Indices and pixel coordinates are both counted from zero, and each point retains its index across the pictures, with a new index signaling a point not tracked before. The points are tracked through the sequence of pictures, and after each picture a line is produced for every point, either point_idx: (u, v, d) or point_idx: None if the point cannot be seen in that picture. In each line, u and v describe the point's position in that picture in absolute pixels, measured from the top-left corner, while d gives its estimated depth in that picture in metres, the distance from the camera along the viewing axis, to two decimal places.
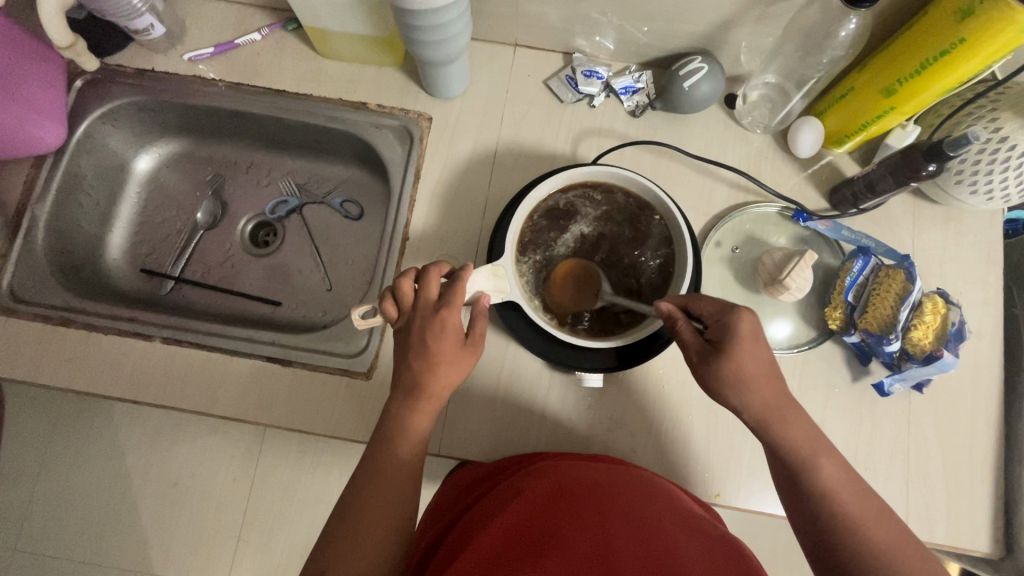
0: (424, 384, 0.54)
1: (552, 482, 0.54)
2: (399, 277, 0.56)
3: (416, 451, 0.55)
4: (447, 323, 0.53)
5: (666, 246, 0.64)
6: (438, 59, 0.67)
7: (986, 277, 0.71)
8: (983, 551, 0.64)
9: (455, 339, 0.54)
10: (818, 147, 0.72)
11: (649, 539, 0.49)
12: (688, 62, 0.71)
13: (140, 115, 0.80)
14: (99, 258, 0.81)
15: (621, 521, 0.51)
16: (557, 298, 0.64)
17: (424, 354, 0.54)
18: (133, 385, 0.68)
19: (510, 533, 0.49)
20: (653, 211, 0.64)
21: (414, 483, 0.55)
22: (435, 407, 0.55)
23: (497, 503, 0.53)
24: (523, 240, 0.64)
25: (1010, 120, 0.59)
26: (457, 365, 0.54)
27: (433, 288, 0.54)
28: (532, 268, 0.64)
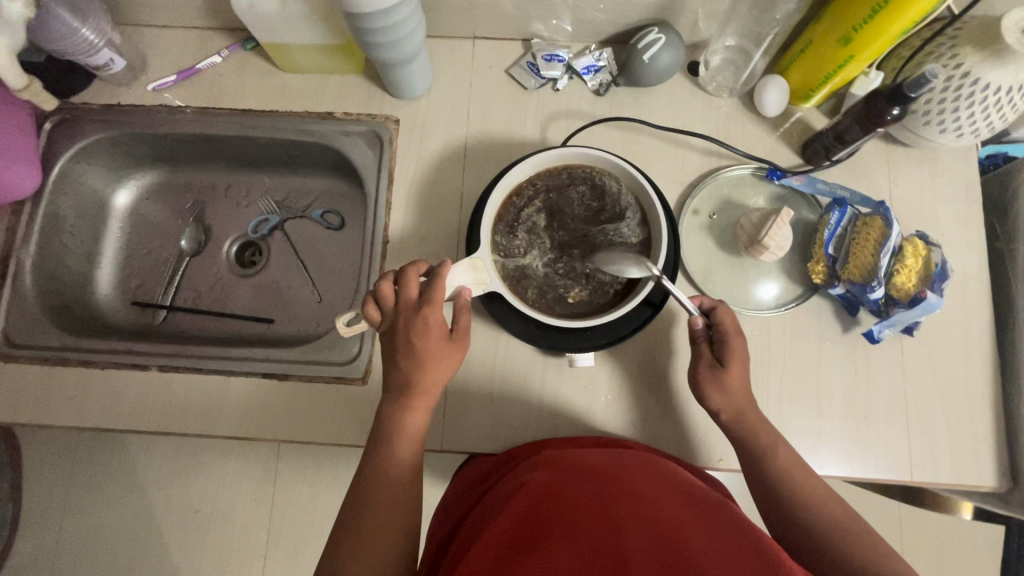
0: (415, 382, 0.55)
1: (552, 469, 0.55)
2: (379, 280, 0.57)
3: (413, 451, 0.56)
4: (430, 321, 0.54)
5: (647, 228, 0.63)
6: (396, 60, 0.67)
7: (967, 214, 0.71)
8: (990, 486, 0.65)
9: (438, 336, 0.55)
10: (784, 104, 0.72)
11: (650, 507, 0.50)
12: (647, 34, 0.71)
13: (114, 150, 0.81)
14: (91, 295, 0.82)
15: (621, 493, 0.51)
16: (532, 271, 0.63)
17: (411, 355, 0.55)
18: (136, 415, 0.69)
19: (518, 516, 0.49)
20: (635, 192, 0.64)
21: (415, 480, 0.56)
22: (428, 404, 0.56)
23: (503, 497, 0.54)
24: (505, 217, 0.64)
25: (970, 55, 0.60)
26: (444, 362, 0.56)
27: (412, 289, 0.55)
28: (512, 241, 0.64)
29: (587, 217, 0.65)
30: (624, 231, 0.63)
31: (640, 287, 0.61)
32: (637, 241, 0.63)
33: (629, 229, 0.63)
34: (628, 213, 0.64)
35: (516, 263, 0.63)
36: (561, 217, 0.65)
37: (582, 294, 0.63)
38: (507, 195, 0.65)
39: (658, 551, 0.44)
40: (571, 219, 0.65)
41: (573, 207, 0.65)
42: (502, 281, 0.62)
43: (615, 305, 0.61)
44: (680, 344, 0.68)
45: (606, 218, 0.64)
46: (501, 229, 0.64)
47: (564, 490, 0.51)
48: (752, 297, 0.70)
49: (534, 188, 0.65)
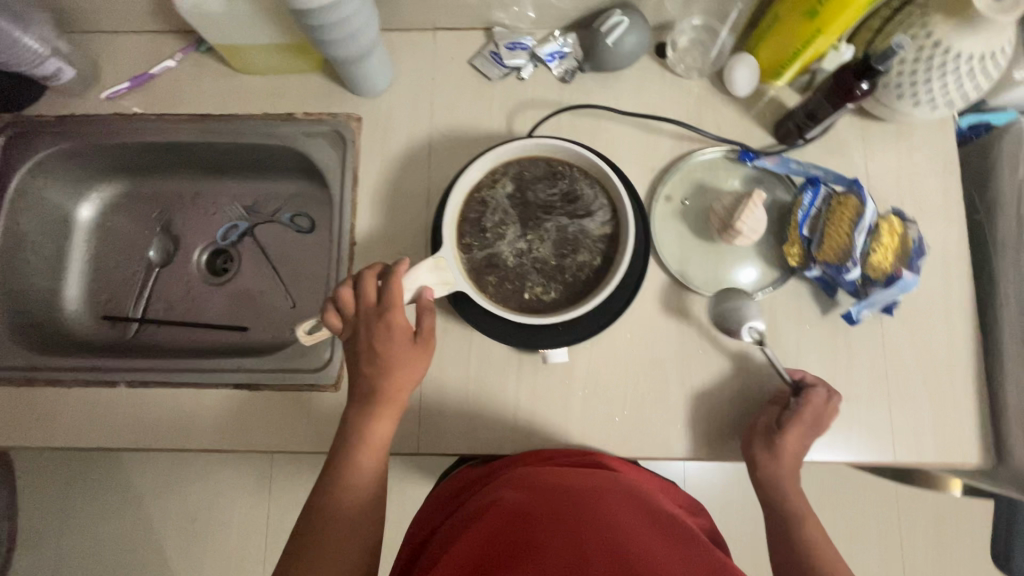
0: (380, 388, 0.55)
1: (527, 488, 0.54)
2: (338, 287, 0.56)
3: (378, 459, 0.55)
4: (391, 325, 0.54)
5: (615, 222, 0.61)
6: (350, 56, 0.65)
7: (945, 188, 0.70)
8: (975, 463, 0.64)
9: (402, 339, 0.55)
10: (755, 84, 0.70)
11: (623, 535, 0.48)
12: (610, 17, 0.68)
13: (72, 163, 0.79)
14: (59, 312, 0.80)
15: (594, 519, 0.50)
16: (499, 265, 0.61)
17: (375, 360, 0.55)
18: (106, 433, 0.68)
19: (484, 541, 0.48)
20: (602, 186, 0.62)
21: (381, 491, 0.55)
22: (394, 412, 0.56)
23: (475, 516, 0.53)
24: (469, 211, 0.62)
25: (940, 23, 0.58)
26: (410, 366, 0.56)
27: (370, 292, 0.55)
28: (477, 236, 0.62)
29: (557, 207, 0.62)
30: (591, 225, 0.62)
31: (606, 283, 0.59)
32: (606, 232, 0.61)
33: (596, 224, 0.62)
34: (597, 205, 0.62)
35: (484, 257, 0.61)
36: (530, 208, 0.62)
37: (547, 289, 0.61)
38: (474, 187, 0.63)
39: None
40: (540, 209, 0.62)
41: (539, 199, 0.63)
42: (467, 277, 0.60)
43: (580, 302, 0.60)
44: (656, 335, 0.67)
45: (573, 210, 0.62)
46: (465, 225, 0.62)
47: (536, 516, 0.50)
48: (729, 283, 0.68)
49: (502, 178, 0.63)
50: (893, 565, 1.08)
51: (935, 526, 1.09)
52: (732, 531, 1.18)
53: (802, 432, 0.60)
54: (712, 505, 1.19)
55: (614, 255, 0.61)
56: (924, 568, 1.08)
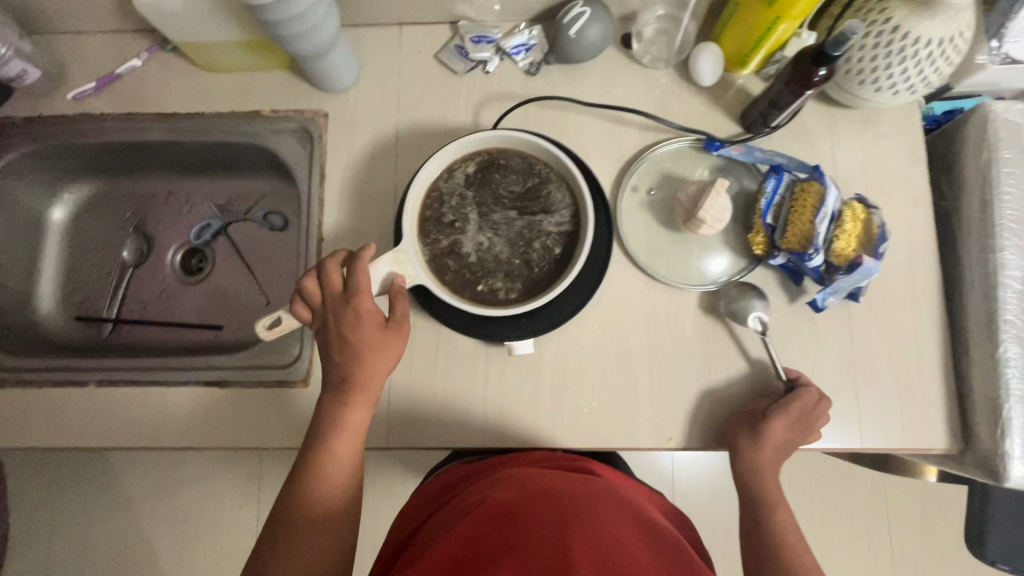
0: (352, 376, 0.55)
1: (514, 487, 0.54)
2: (302, 280, 0.56)
3: (354, 449, 0.55)
4: (359, 311, 0.54)
5: (576, 214, 0.62)
6: (312, 52, 0.65)
7: (911, 174, 0.70)
8: (941, 448, 0.64)
9: (372, 326, 0.54)
10: (720, 73, 0.70)
11: (603, 528, 0.49)
12: (572, 8, 0.68)
13: (42, 164, 0.79)
14: (32, 314, 0.81)
15: (574, 511, 0.50)
16: (461, 257, 0.62)
17: (346, 347, 0.54)
18: (77, 432, 0.68)
19: (471, 534, 0.48)
20: (564, 177, 0.63)
21: (356, 483, 0.55)
22: (368, 399, 0.56)
23: (463, 511, 0.53)
24: (431, 204, 0.63)
25: (898, 8, 0.58)
26: (384, 353, 0.55)
27: (336, 281, 0.55)
28: (439, 228, 0.62)
29: (519, 199, 0.63)
30: (552, 217, 0.63)
31: (566, 274, 0.60)
32: (568, 224, 0.62)
33: (558, 216, 0.62)
34: (559, 196, 0.63)
35: (446, 250, 0.62)
36: (492, 201, 0.63)
37: (507, 282, 0.62)
38: (436, 179, 0.63)
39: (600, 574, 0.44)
40: (502, 201, 0.63)
41: (502, 193, 0.63)
42: (429, 269, 0.61)
43: (539, 293, 0.61)
44: (623, 326, 0.67)
45: (535, 202, 0.63)
46: (427, 217, 0.62)
47: (520, 510, 0.50)
48: (695, 273, 0.68)
49: (464, 170, 0.64)
50: (877, 553, 1.09)
51: (918, 514, 1.10)
52: (717, 523, 1.18)
53: (790, 426, 0.60)
54: (698, 498, 1.19)
55: (575, 246, 0.62)
56: (908, 556, 1.09)
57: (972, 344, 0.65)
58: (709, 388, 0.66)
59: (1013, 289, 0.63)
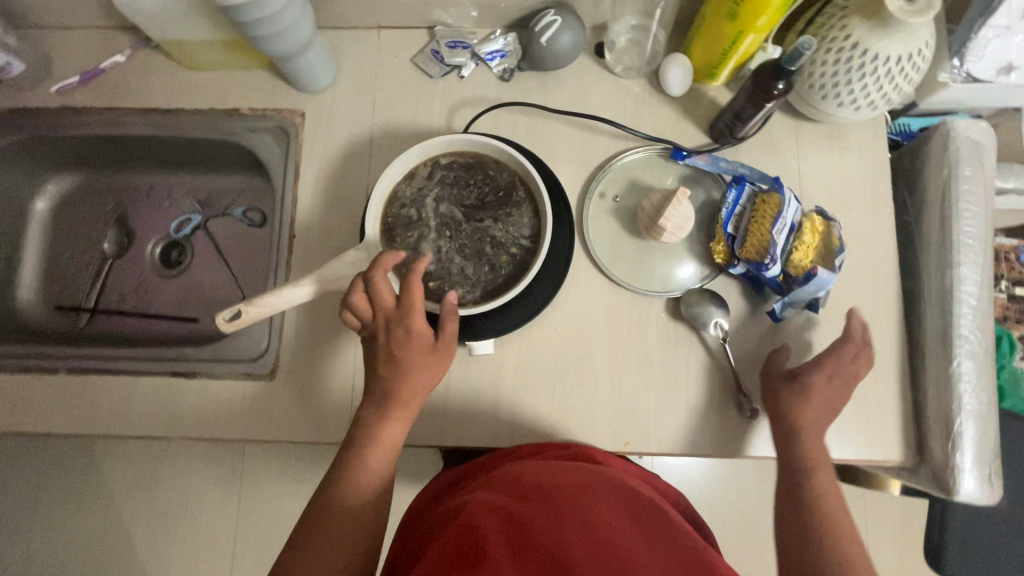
0: (395, 393, 0.55)
1: (509, 490, 0.52)
2: (351, 290, 0.56)
3: (386, 459, 0.56)
4: (412, 330, 0.54)
5: (539, 221, 0.63)
6: (287, 52, 0.66)
7: (875, 189, 0.71)
8: (896, 460, 0.64)
9: (422, 344, 0.55)
10: (688, 83, 0.72)
11: (606, 531, 0.47)
12: (543, 17, 0.70)
13: (26, 154, 0.80)
14: (11, 301, 0.82)
15: (574, 514, 0.48)
16: (419, 256, 0.63)
17: (393, 364, 0.55)
18: (46, 417, 0.69)
19: (464, 528, 0.47)
20: (529, 184, 0.64)
21: (385, 495, 0.56)
22: (407, 415, 0.56)
23: (453, 510, 0.52)
24: (396, 204, 0.64)
25: (857, 25, 0.59)
26: (428, 372, 0.56)
27: (385, 296, 0.55)
28: (402, 228, 0.64)
29: (484, 205, 0.64)
30: (515, 223, 0.64)
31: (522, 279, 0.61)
32: (526, 238, 0.63)
33: (521, 222, 0.64)
34: (523, 209, 0.64)
35: (405, 248, 0.63)
36: (457, 203, 0.65)
37: (467, 284, 0.63)
38: (405, 175, 0.65)
39: (599, 556, 0.44)
40: (466, 205, 0.65)
41: (468, 197, 0.65)
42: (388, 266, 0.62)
43: (496, 296, 0.62)
44: (585, 329, 0.68)
45: (500, 208, 0.64)
46: (392, 216, 0.64)
47: (512, 510, 0.49)
48: (657, 280, 0.69)
49: (434, 170, 0.65)
50: None
51: (891, 528, 1.10)
52: None
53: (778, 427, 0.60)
54: None
55: (530, 261, 0.63)
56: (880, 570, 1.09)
57: (928, 358, 0.65)
58: (669, 393, 0.66)
59: (968, 305, 0.63)
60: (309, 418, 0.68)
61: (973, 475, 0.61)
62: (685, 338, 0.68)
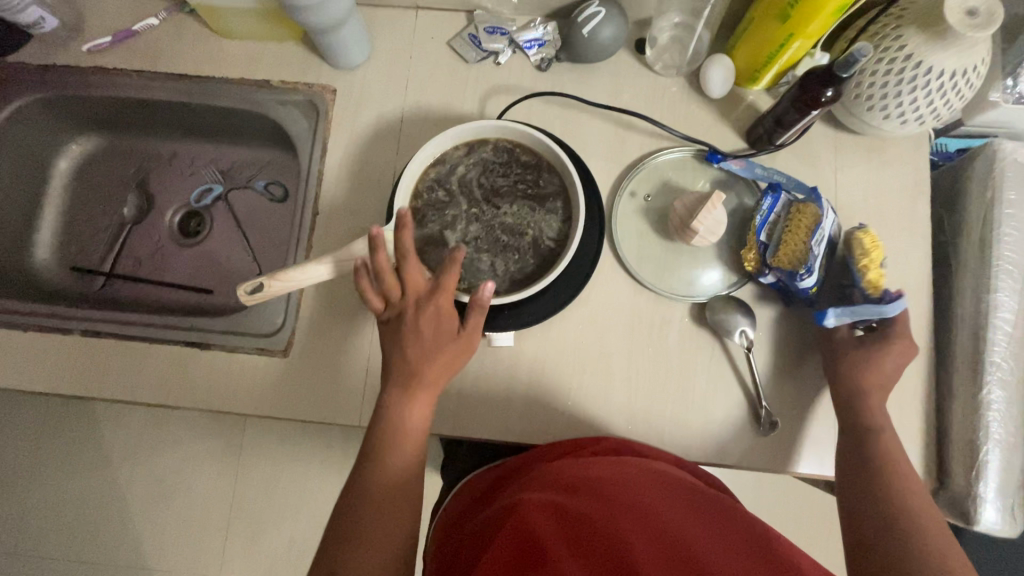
0: (418, 375, 0.53)
1: (552, 488, 0.51)
2: (378, 262, 0.54)
3: (418, 437, 0.54)
4: (441, 308, 0.54)
5: (570, 221, 0.62)
6: (324, 25, 0.65)
7: (913, 207, 0.69)
8: None
9: (448, 326, 0.54)
10: (729, 85, 0.70)
11: (660, 520, 0.46)
12: (586, 8, 0.68)
13: (51, 112, 0.79)
14: (29, 259, 0.82)
15: (627, 505, 0.48)
16: (443, 242, 0.62)
17: (417, 345, 0.53)
18: (58, 378, 0.69)
19: (518, 528, 0.46)
20: (563, 182, 0.63)
21: (418, 488, 0.53)
22: (430, 398, 0.54)
23: (501, 514, 0.50)
24: (426, 188, 0.63)
25: (912, 36, 0.57)
26: (452, 357, 0.54)
27: (417, 273, 0.55)
28: (431, 213, 0.63)
29: (513, 196, 0.64)
30: (544, 219, 0.63)
31: (544, 279, 0.60)
32: (552, 239, 0.62)
33: (551, 219, 0.63)
34: (551, 203, 0.63)
35: (432, 233, 0.63)
36: (486, 192, 0.64)
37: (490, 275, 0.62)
38: (435, 158, 0.64)
39: (666, 547, 0.43)
40: (494, 194, 0.64)
41: (499, 187, 0.64)
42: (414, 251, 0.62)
43: (518, 291, 0.61)
44: (606, 329, 0.67)
45: (531, 201, 0.63)
46: (421, 199, 0.63)
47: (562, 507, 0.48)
48: (682, 284, 0.68)
49: (464, 156, 0.64)
50: None
51: None
52: None
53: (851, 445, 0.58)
54: None
55: (554, 257, 0.62)
56: None
57: (956, 383, 0.64)
58: (690, 400, 0.65)
59: (1002, 332, 0.62)
60: (321, 398, 0.67)
61: (996, 506, 0.59)
62: (708, 346, 0.66)
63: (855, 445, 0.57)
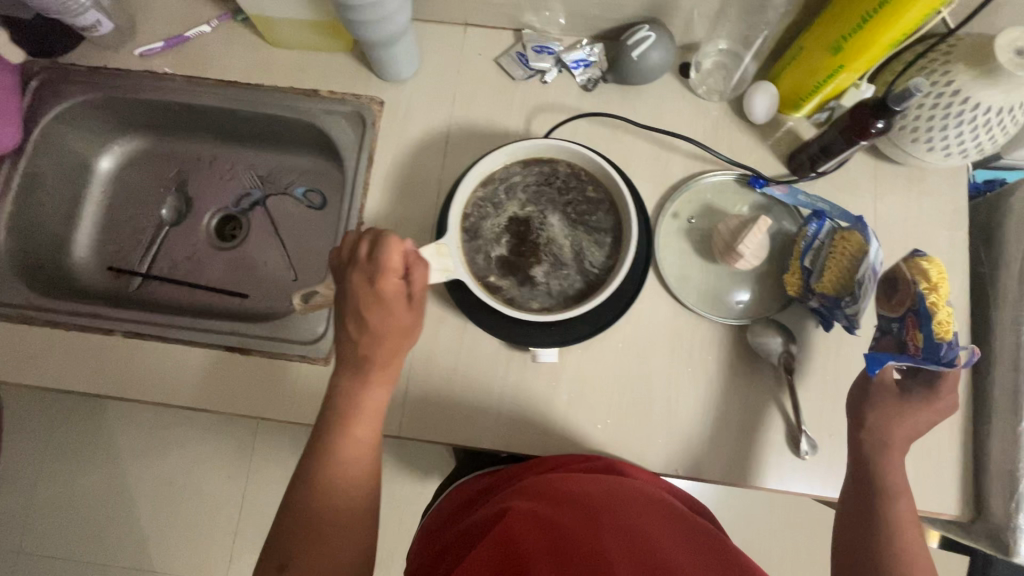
0: (370, 357, 0.54)
1: (541, 498, 0.52)
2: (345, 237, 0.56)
3: (369, 429, 0.55)
4: (381, 293, 0.53)
5: (620, 239, 0.63)
6: (380, 40, 0.66)
7: (952, 237, 0.70)
8: (953, 514, 0.63)
9: (395, 309, 0.54)
10: (773, 112, 0.71)
11: (639, 544, 0.46)
12: (636, 31, 0.70)
13: (97, 113, 0.80)
14: (66, 258, 0.82)
15: (611, 527, 0.48)
16: (494, 257, 0.64)
17: (363, 327, 0.54)
18: (96, 379, 0.69)
19: (507, 539, 0.46)
20: (613, 202, 0.64)
21: (371, 484, 0.54)
22: (389, 378, 0.56)
23: (490, 518, 0.51)
24: (478, 203, 0.64)
25: (961, 72, 0.59)
26: (399, 336, 0.55)
27: (365, 254, 0.54)
28: (482, 228, 0.64)
29: (563, 216, 0.65)
30: (593, 238, 0.64)
31: (595, 297, 0.61)
32: (601, 257, 0.63)
33: (600, 237, 0.64)
34: (602, 228, 0.64)
35: (483, 248, 0.64)
36: (536, 208, 0.65)
37: (540, 292, 0.63)
38: (489, 173, 0.65)
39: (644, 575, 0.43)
40: (545, 211, 0.65)
41: (548, 203, 0.65)
42: (466, 265, 0.62)
43: (568, 308, 0.62)
44: (647, 348, 0.67)
45: (579, 219, 0.64)
46: (472, 215, 0.64)
47: (549, 521, 0.48)
48: (723, 306, 0.69)
49: (516, 173, 0.65)
50: None
51: None
52: None
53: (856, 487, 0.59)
54: None
55: (599, 283, 0.63)
56: None
57: (994, 413, 0.64)
58: (730, 423, 0.65)
59: None
60: None
61: None
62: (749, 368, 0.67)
63: (857, 473, 0.59)
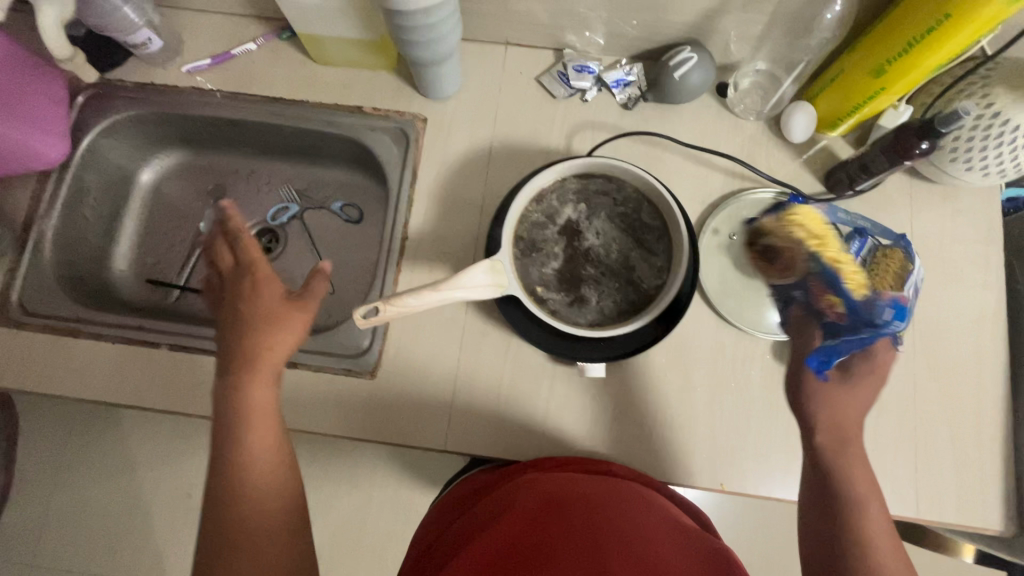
0: (248, 357, 0.55)
1: (540, 494, 0.52)
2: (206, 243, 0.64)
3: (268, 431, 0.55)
4: (257, 284, 0.58)
5: (670, 254, 0.65)
6: (429, 59, 0.68)
7: (986, 255, 0.71)
8: (995, 529, 0.63)
9: (268, 297, 0.58)
10: (811, 131, 0.73)
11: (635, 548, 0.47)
12: (678, 52, 0.71)
13: (141, 128, 0.81)
14: (106, 271, 0.83)
15: (610, 529, 0.48)
16: (547, 274, 0.65)
17: (243, 320, 0.57)
18: (140, 392, 0.69)
19: (508, 538, 0.47)
20: (661, 219, 0.66)
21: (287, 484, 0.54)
22: (269, 376, 0.56)
23: (493, 512, 0.52)
24: (527, 222, 0.65)
25: (1001, 96, 0.60)
26: (283, 325, 0.57)
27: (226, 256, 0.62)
28: (533, 246, 0.65)
29: (610, 233, 0.66)
30: (641, 253, 0.66)
31: (650, 310, 0.62)
32: (651, 272, 0.65)
33: (649, 251, 0.66)
34: (652, 244, 0.66)
35: (535, 265, 0.65)
36: (584, 224, 0.66)
37: (593, 307, 0.65)
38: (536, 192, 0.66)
39: None
40: (592, 227, 0.66)
41: (595, 220, 0.66)
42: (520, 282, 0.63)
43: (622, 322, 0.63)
44: (691, 362, 0.68)
45: (627, 234, 0.66)
46: (522, 233, 0.65)
47: (545, 521, 0.48)
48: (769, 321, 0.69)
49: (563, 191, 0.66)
50: None
51: None
52: None
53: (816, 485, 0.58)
54: None
55: (648, 299, 0.65)
56: None
57: None
58: (774, 437, 0.66)
59: None
60: (401, 420, 0.67)
61: None
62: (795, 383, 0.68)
63: None
